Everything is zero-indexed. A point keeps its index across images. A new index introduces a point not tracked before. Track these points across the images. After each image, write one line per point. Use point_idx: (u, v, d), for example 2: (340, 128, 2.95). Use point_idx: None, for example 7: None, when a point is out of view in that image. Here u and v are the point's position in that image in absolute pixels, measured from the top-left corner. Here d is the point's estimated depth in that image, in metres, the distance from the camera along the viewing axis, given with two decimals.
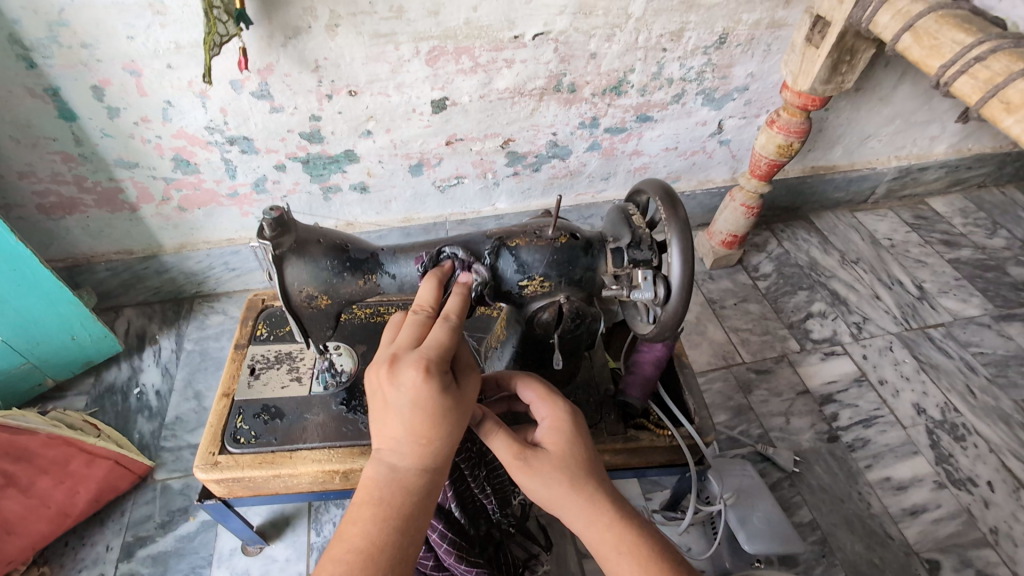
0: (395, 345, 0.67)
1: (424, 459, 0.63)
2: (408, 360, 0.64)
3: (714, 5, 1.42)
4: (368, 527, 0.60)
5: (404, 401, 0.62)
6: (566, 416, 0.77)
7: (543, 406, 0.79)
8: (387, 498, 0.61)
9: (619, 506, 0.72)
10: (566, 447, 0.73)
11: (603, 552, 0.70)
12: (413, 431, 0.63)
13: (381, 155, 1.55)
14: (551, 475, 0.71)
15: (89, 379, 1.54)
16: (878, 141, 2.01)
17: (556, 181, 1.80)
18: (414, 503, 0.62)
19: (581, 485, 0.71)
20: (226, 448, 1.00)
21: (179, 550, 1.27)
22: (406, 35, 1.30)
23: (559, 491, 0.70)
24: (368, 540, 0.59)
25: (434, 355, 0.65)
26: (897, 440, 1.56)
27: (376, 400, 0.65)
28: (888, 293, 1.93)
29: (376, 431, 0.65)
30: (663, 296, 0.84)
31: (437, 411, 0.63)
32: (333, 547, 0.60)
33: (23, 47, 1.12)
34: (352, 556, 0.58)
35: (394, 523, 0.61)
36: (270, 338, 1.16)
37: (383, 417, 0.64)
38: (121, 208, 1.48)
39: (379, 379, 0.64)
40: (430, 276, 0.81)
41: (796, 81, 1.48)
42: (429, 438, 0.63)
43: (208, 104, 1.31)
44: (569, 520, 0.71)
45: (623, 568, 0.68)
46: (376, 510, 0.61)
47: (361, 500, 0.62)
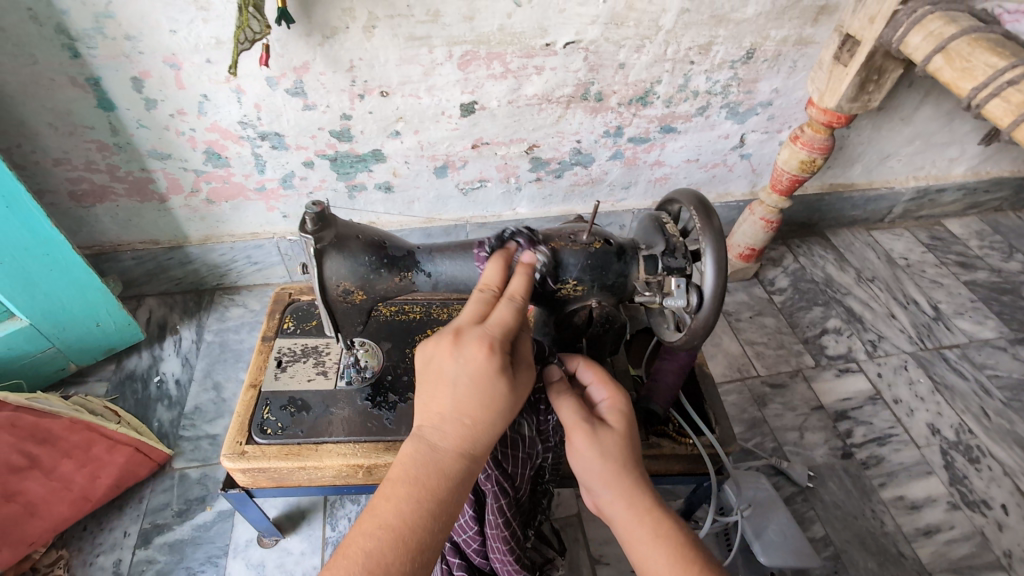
0: (459, 323, 0.72)
1: (463, 442, 0.66)
2: (472, 338, 0.69)
3: (743, 20, 1.43)
4: (402, 505, 0.63)
5: (459, 376, 0.67)
6: (627, 410, 0.80)
7: (605, 392, 0.83)
8: (422, 477, 0.64)
9: (664, 505, 0.74)
10: (627, 436, 0.77)
11: (636, 539, 0.71)
12: (460, 409, 0.66)
13: (407, 156, 1.57)
14: (608, 454, 0.74)
15: (110, 366, 1.55)
16: (898, 160, 2.02)
17: (577, 188, 1.81)
18: (449, 486, 0.65)
19: (632, 476, 0.74)
20: (253, 438, 1.01)
21: (196, 539, 1.28)
22: (440, 39, 1.32)
23: (606, 471, 0.73)
24: (395, 521, 0.62)
25: (495, 335, 0.70)
26: (911, 459, 1.56)
27: (429, 371, 0.69)
28: (904, 312, 1.94)
29: (426, 403, 0.68)
30: (695, 304, 0.84)
31: (488, 392, 0.67)
32: (364, 518, 0.63)
33: (69, 37, 1.14)
34: (385, 532, 0.61)
35: (426, 505, 0.63)
36: (296, 331, 1.18)
37: (435, 390, 0.68)
38: (150, 198, 1.50)
39: (440, 351, 0.69)
40: (494, 255, 0.84)
41: (822, 98, 1.50)
42: (472, 418, 0.66)
43: (242, 99, 1.33)
44: (612, 504, 0.73)
45: (655, 557, 0.69)
46: (410, 487, 0.64)
47: (397, 475, 0.65)
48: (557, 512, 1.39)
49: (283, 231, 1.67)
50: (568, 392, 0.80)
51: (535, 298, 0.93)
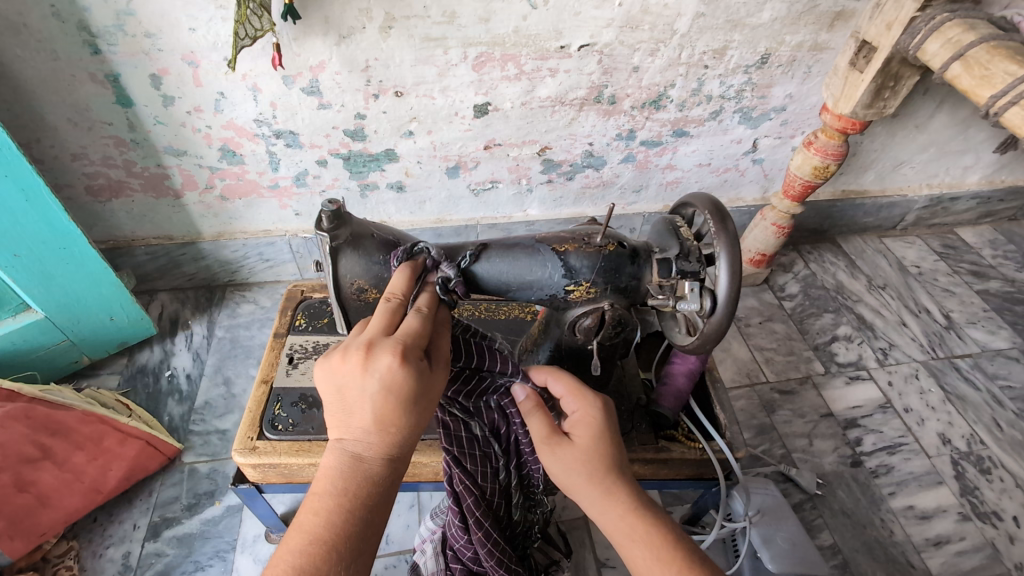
0: (366, 334, 0.69)
1: (387, 448, 0.65)
2: (384, 348, 0.66)
3: (759, 25, 1.43)
4: (329, 517, 0.61)
5: (375, 388, 0.64)
6: (597, 414, 0.84)
7: (574, 400, 0.87)
8: (349, 487, 0.63)
9: (634, 497, 0.79)
10: (593, 442, 0.81)
11: (617, 537, 0.76)
12: (380, 420, 0.64)
13: (420, 156, 1.57)
14: (574, 463, 0.80)
15: (122, 360, 1.57)
16: (912, 168, 2.01)
17: (588, 191, 1.81)
18: (376, 492, 0.64)
19: (599, 479, 0.79)
20: (264, 434, 1.02)
21: (204, 533, 1.28)
22: (456, 40, 1.33)
23: (578, 479, 0.79)
24: (323, 534, 0.60)
25: (408, 344, 0.68)
26: (921, 469, 1.55)
27: (338, 386, 0.66)
28: (915, 321, 1.92)
29: (340, 415, 0.65)
30: (709, 308, 0.84)
31: (405, 399, 0.65)
32: (290, 536, 0.61)
33: (90, 34, 1.15)
34: (312, 547, 0.59)
35: (355, 514, 0.62)
36: (309, 329, 1.18)
37: (350, 403, 0.65)
38: (165, 194, 1.51)
39: (349, 364, 0.65)
40: (400, 266, 0.83)
41: (837, 103, 1.50)
42: (394, 426, 0.65)
43: (259, 98, 1.34)
44: (589, 507, 0.79)
45: (635, 553, 0.74)
46: (334, 501, 0.62)
47: (321, 488, 0.63)
48: (563, 514, 1.39)
49: (295, 229, 1.68)
50: (539, 407, 0.87)
51: (547, 300, 0.93)
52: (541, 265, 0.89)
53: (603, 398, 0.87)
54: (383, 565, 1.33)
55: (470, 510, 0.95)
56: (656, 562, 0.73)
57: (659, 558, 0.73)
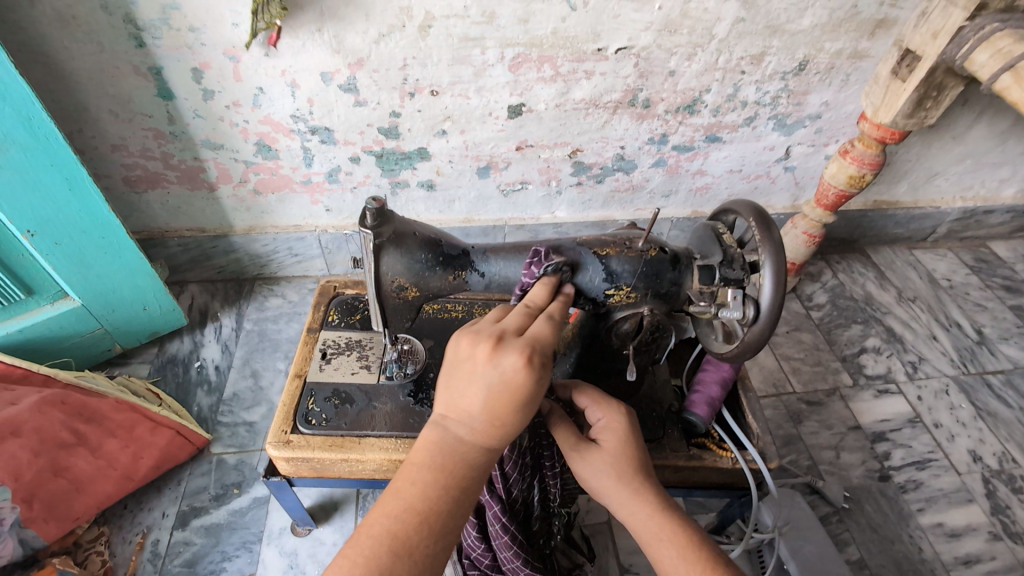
0: (498, 330, 0.69)
1: (490, 438, 0.65)
2: (511, 346, 0.66)
3: (799, 31, 1.41)
4: (426, 489, 0.63)
5: (492, 380, 0.64)
6: (620, 419, 0.84)
7: (597, 409, 0.87)
8: (446, 464, 0.64)
9: (661, 498, 0.78)
10: (619, 445, 0.81)
11: (646, 538, 0.75)
12: (490, 410, 0.64)
13: (452, 155, 1.58)
14: (601, 466, 0.79)
15: (153, 349, 1.59)
16: (946, 179, 1.98)
17: (617, 194, 1.81)
18: (473, 477, 0.65)
19: (627, 480, 0.78)
20: (298, 428, 1.02)
21: (231, 523, 1.29)
22: (494, 40, 1.33)
23: (606, 482, 0.79)
24: (413, 506, 0.62)
25: (535, 347, 0.67)
26: (951, 485, 1.52)
27: (461, 368, 0.66)
28: (946, 335, 1.89)
29: (454, 395, 0.66)
30: (752, 317, 0.83)
31: (521, 396, 0.64)
32: (385, 500, 0.63)
33: (136, 27, 1.17)
34: (406, 513, 0.62)
35: (451, 491, 0.63)
36: (342, 325, 1.19)
37: (466, 387, 0.65)
38: (200, 186, 1.53)
39: (476, 353, 0.66)
40: (542, 281, 0.84)
41: (876, 112, 1.50)
42: (504, 422, 0.64)
43: (296, 94, 1.35)
44: (617, 508, 0.79)
45: (665, 555, 0.73)
46: (432, 473, 0.63)
47: (422, 459, 0.64)
48: (586, 518, 1.38)
49: (325, 224, 1.70)
50: (562, 418, 0.86)
51: (585, 304, 0.92)
52: (582, 268, 0.87)
53: (625, 406, 0.87)
54: None
55: (496, 516, 0.94)
56: (686, 561, 0.72)
57: (688, 558, 0.72)
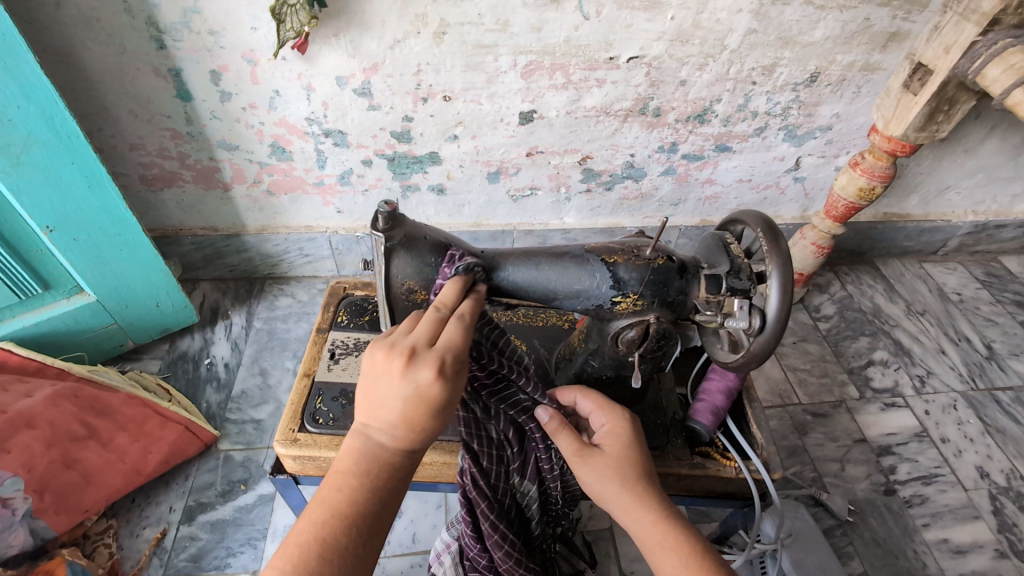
0: (412, 338, 0.69)
1: (409, 444, 0.67)
2: (424, 359, 0.66)
3: (811, 43, 1.42)
4: (352, 495, 0.65)
5: (405, 393, 0.65)
6: (626, 425, 0.85)
7: (602, 415, 0.87)
8: (371, 471, 0.66)
9: (664, 506, 0.79)
10: (624, 451, 0.82)
11: (649, 546, 0.76)
12: (406, 421, 0.65)
13: (462, 160, 1.59)
14: (605, 471, 0.80)
15: (164, 345, 1.61)
16: (957, 193, 1.97)
17: (626, 202, 1.82)
18: (396, 479, 0.67)
19: (630, 484, 0.79)
20: (305, 427, 1.03)
21: (237, 520, 1.30)
22: (507, 47, 1.34)
23: (611, 487, 0.79)
24: (347, 511, 0.64)
25: (447, 356, 0.68)
26: (957, 501, 1.51)
27: (375, 380, 0.67)
28: (954, 349, 1.88)
29: (370, 404, 0.67)
30: (758, 326, 0.83)
31: (433, 405, 0.65)
32: (311, 508, 0.64)
33: (157, 29, 1.19)
34: (333, 519, 0.63)
35: (375, 495, 0.65)
36: (350, 325, 1.20)
37: (381, 398, 0.66)
38: (215, 186, 1.55)
39: (389, 366, 0.66)
40: (452, 280, 0.83)
41: (888, 125, 1.50)
42: (420, 430, 0.66)
43: (312, 97, 1.37)
44: (619, 514, 0.79)
45: (667, 562, 0.74)
46: (357, 480, 0.65)
47: (349, 465, 0.66)
48: (589, 524, 1.38)
49: (336, 226, 1.72)
50: (566, 424, 0.86)
51: (593, 310, 0.92)
52: (589, 274, 0.89)
53: (630, 413, 0.88)
54: (408, 563, 1.34)
55: (484, 514, 0.93)
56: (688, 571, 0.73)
57: (689, 566, 0.73)
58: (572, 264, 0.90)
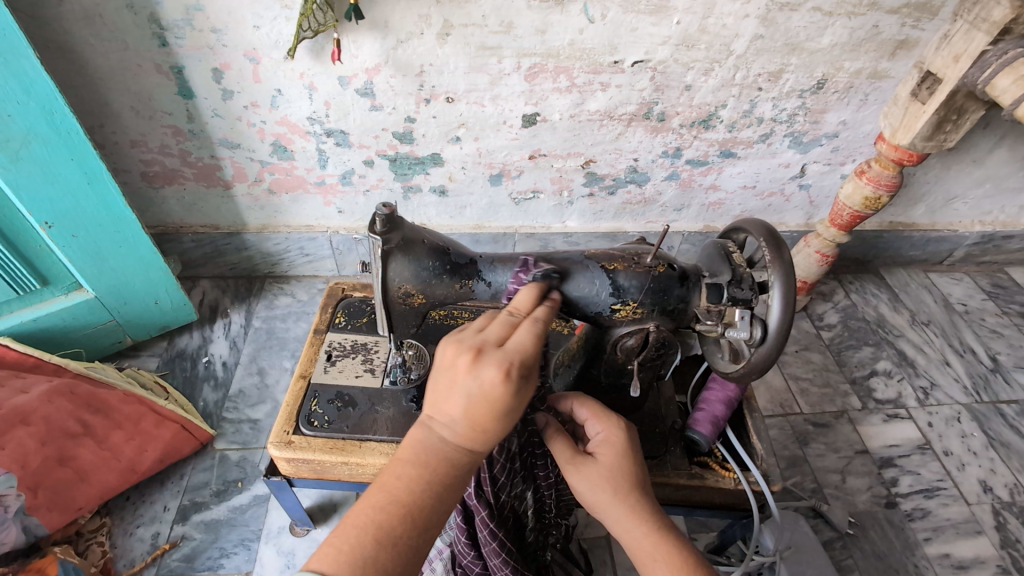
0: (482, 337, 0.67)
1: (471, 443, 0.64)
2: (491, 358, 0.63)
3: (818, 50, 1.41)
4: (411, 485, 0.62)
5: (471, 391, 0.62)
6: (620, 434, 0.83)
7: (596, 423, 0.86)
8: (429, 466, 0.63)
9: (657, 518, 0.77)
10: (617, 460, 0.80)
11: (640, 557, 0.74)
12: (469, 417, 0.63)
13: (465, 162, 1.58)
14: (598, 481, 0.78)
15: (162, 343, 1.61)
16: (965, 203, 1.95)
17: (629, 206, 1.81)
18: (456, 477, 0.64)
19: (624, 496, 0.77)
20: (300, 429, 1.02)
21: (230, 520, 1.29)
22: (511, 50, 1.33)
23: (602, 496, 0.78)
24: (397, 506, 0.62)
25: (517, 358, 0.64)
26: (960, 515, 1.49)
27: (443, 376, 0.65)
28: (959, 360, 1.86)
29: (437, 398, 0.65)
30: (759, 337, 0.82)
31: (500, 408, 0.62)
32: (370, 494, 0.62)
33: (160, 27, 1.19)
34: (393, 508, 0.61)
35: (434, 490, 0.63)
36: (348, 327, 1.19)
37: (447, 392, 0.64)
38: (216, 184, 1.55)
39: (457, 362, 0.64)
40: (529, 286, 0.83)
41: (895, 133, 1.48)
42: (485, 430, 0.63)
43: (314, 96, 1.37)
44: (612, 524, 0.78)
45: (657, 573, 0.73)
46: (417, 470, 0.63)
47: (411, 461, 0.64)
48: (585, 531, 1.37)
49: (336, 226, 1.71)
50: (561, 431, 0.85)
51: (591, 318, 0.91)
52: (589, 280, 0.87)
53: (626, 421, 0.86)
54: None
55: (483, 522, 0.93)
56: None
57: None
58: (576, 272, 0.87)
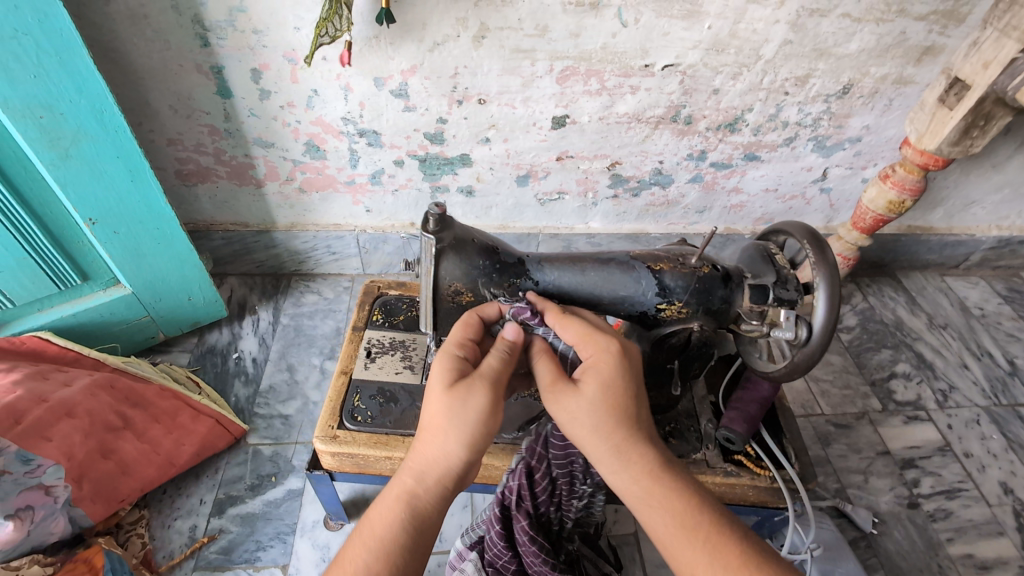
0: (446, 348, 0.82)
1: (430, 439, 0.74)
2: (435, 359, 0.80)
3: (845, 55, 1.43)
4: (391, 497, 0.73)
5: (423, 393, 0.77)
6: (606, 362, 0.77)
7: (584, 347, 0.80)
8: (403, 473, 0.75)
9: (646, 457, 0.74)
10: (601, 395, 0.75)
11: (634, 499, 0.73)
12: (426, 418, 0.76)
13: (493, 163, 1.60)
14: (580, 419, 0.75)
15: (192, 339, 1.63)
16: (982, 208, 1.97)
17: (652, 208, 1.83)
18: (430, 475, 0.74)
19: (606, 434, 0.74)
20: (344, 424, 1.04)
21: (266, 514, 1.31)
22: (544, 53, 1.35)
23: (585, 435, 0.75)
24: (397, 506, 0.73)
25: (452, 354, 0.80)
26: (981, 517, 1.51)
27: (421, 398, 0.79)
28: (977, 364, 1.88)
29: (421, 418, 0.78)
30: (804, 338, 0.84)
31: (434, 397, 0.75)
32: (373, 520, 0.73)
33: (203, 27, 1.21)
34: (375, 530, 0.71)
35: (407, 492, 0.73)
36: (385, 324, 1.21)
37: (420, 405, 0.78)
38: (248, 182, 1.57)
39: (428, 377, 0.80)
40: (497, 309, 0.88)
41: (921, 139, 1.51)
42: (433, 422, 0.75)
43: (349, 97, 1.38)
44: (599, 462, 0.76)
45: (658, 520, 0.71)
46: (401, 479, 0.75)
47: (384, 510, 0.72)
48: (614, 528, 1.39)
49: (364, 225, 1.73)
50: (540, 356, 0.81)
51: (636, 318, 0.93)
52: (635, 282, 0.89)
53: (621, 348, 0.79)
54: (434, 562, 1.35)
55: (522, 528, 0.97)
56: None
57: (682, 523, 0.70)
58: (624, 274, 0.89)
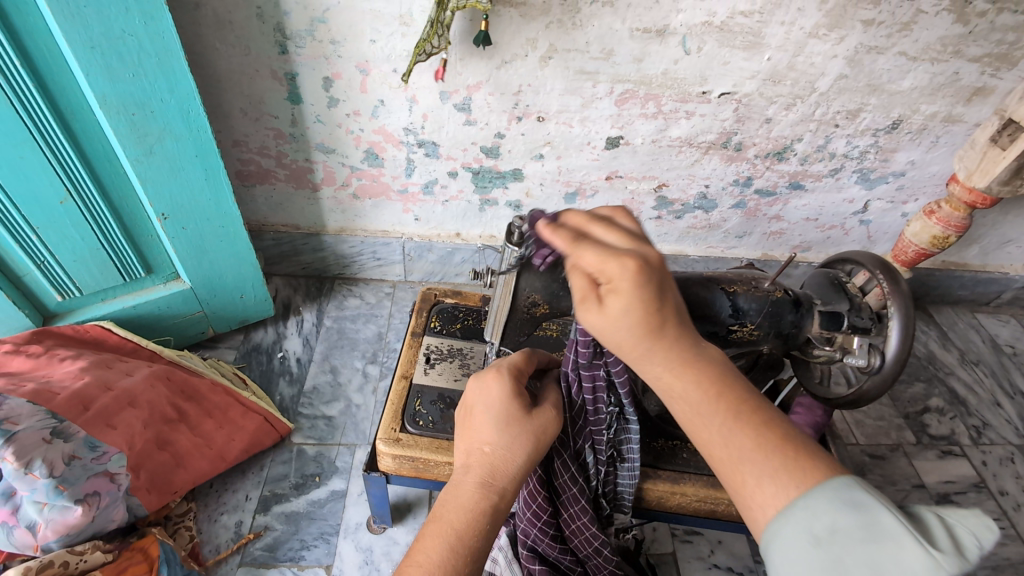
0: (502, 364, 0.82)
1: (503, 446, 0.73)
2: (488, 371, 0.79)
3: (898, 92, 1.46)
4: (461, 503, 0.70)
5: (484, 405, 0.76)
6: (632, 285, 0.59)
7: (607, 268, 0.61)
8: (467, 478, 0.72)
9: (682, 364, 0.63)
10: (630, 329, 0.61)
11: (675, 402, 0.64)
12: (493, 425, 0.74)
13: (544, 179, 1.64)
14: (617, 331, 0.61)
15: (239, 336, 1.65)
16: (1018, 247, 1.99)
17: (693, 230, 1.86)
18: (501, 482, 0.72)
19: (643, 346, 0.62)
20: (406, 428, 1.06)
21: (310, 513, 1.32)
22: (607, 75, 1.38)
23: (620, 347, 0.63)
24: (469, 511, 0.69)
25: (510, 369, 0.80)
26: (1018, 555, 1.50)
27: (469, 413, 0.77)
28: (1010, 402, 1.88)
29: (469, 429, 0.76)
30: (877, 365, 0.87)
31: (506, 408, 0.75)
32: (440, 522, 0.69)
33: (283, 35, 1.25)
34: (443, 529, 0.68)
35: (477, 494, 0.70)
36: (443, 331, 1.23)
37: (473, 418, 0.76)
38: (305, 185, 1.60)
39: (481, 385, 0.78)
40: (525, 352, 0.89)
41: (970, 176, 1.55)
42: (508, 428, 0.74)
43: (413, 108, 1.42)
44: (642, 370, 0.65)
45: (696, 421, 0.63)
46: (462, 486, 0.71)
47: (455, 510, 0.70)
48: (652, 546, 1.39)
49: (411, 233, 1.76)
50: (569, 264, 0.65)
51: (707, 338, 0.93)
52: (713, 302, 0.89)
53: (635, 264, 0.60)
54: None
55: (563, 470, 0.93)
56: (773, 484, 0.58)
57: (725, 416, 0.62)
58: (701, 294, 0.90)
